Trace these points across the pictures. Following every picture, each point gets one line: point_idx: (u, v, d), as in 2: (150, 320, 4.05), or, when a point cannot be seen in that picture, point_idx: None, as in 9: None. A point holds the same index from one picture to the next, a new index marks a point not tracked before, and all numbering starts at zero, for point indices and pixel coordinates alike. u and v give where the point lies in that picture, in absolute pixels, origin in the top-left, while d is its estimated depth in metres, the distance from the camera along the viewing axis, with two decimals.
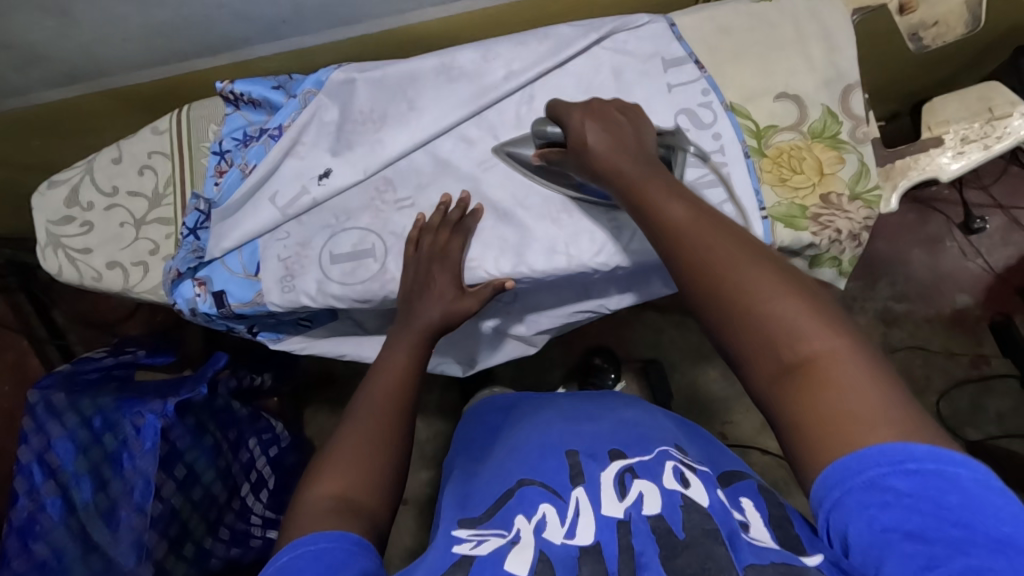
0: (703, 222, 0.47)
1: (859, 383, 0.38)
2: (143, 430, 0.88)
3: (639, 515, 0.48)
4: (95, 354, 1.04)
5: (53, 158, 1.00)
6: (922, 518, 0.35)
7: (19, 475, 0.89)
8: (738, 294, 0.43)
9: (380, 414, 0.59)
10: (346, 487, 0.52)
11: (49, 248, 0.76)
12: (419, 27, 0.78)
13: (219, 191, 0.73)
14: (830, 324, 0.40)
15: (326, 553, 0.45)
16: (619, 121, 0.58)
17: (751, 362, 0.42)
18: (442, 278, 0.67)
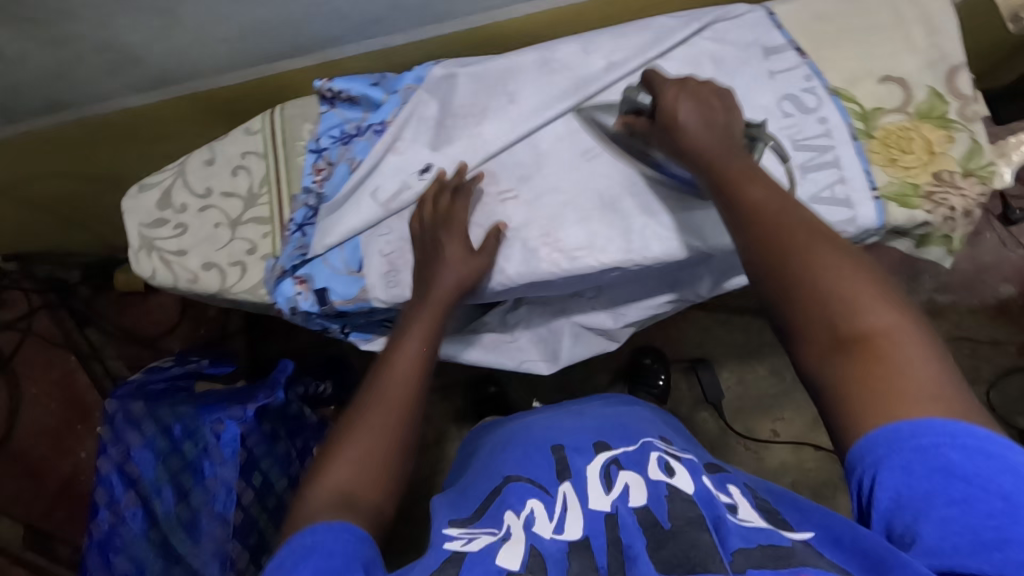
0: (778, 204, 0.50)
1: (914, 362, 0.42)
2: (223, 438, 0.87)
3: (625, 507, 0.50)
4: (163, 364, 1.03)
5: (117, 166, 0.98)
6: (956, 486, 0.38)
7: (101, 486, 0.89)
8: (805, 271, 0.46)
9: (391, 400, 0.58)
10: (353, 483, 0.52)
11: (142, 252, 0.75)
12: (505, 23, 0.78)
13: (323, 187, 0.73)
14: (889, 305, 0.44)
15: (323, 543, 0.45)
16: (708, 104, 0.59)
17: (805, 331, 0.45)
18: (453, 247, 0.67)
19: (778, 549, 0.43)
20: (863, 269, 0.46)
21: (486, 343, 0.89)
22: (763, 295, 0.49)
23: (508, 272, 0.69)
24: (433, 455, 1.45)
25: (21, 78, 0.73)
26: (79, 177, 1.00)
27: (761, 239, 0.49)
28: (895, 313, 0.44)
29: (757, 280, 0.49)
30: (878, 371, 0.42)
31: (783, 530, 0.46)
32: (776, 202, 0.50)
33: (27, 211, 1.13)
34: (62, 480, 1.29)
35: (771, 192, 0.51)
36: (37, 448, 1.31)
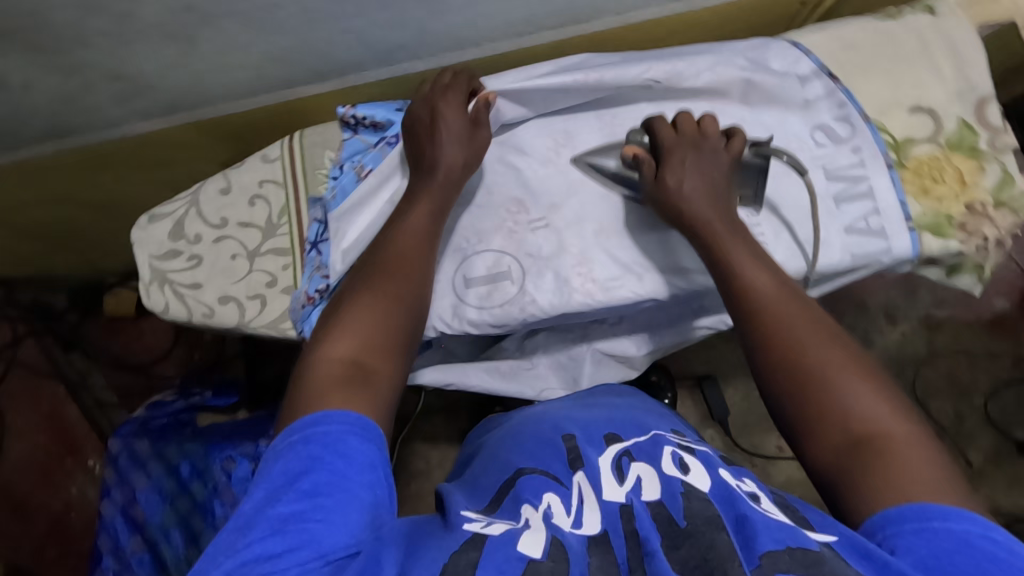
0: (786, 296, 0.56)
1: (921, 463, 0.46)
2: (235, 476, 0.82)
3: (639, 500, 0.48)
4: (165, 398, 0.98)
5: (118, 193, 0.94)
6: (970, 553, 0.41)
7: (105, 532, 0.85)
8: (812, 372, 0.52)
9: (393, 283, 0.57)
10: (359, 355, 0.52)
11: (154, 285, 0.71)
12: (528, 50, 0.76)
13: (332, 197, 0.69)
14: (883, 404, 0.49)
15: (337, 437, 0.45)
16: (716, 181, 0.63)
17: (818, 435, 0.50)
18: (445, 131, 0.64)
19: (807, 553, 0.41)
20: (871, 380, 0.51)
21: (505, 371, 0.85)
22: (775, 397, 0.53)
23: (541, 303, 0.68)
24: (436, 480, 1.41)
25: (28, 107, 0.71)
26: (76, 203, 0.96)
27: (771, 335, 0.54)
28: (898, 416, 0.49)
29: (769, 376, 0.54)
30: (887, 472, 0.45)
31: (806, 530, 0.44)
32: (783, 294, 0.57)
33: (13, 237, 1.07)
34: (52, 517, 1.23)
35: (778, 284, 0.57)
36: (24, 483, 1.25)
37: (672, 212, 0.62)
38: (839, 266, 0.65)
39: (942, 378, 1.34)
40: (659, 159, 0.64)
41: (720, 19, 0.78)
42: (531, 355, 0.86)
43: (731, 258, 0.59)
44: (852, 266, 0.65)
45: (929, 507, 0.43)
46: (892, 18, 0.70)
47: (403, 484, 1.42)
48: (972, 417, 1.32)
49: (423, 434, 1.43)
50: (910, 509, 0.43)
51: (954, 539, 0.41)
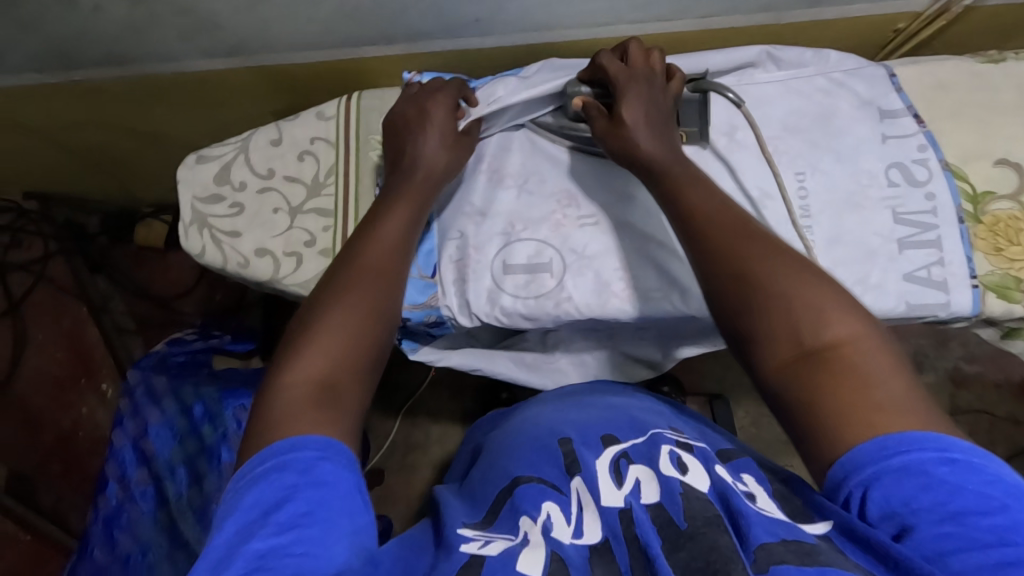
0: (728, 216, 0.54)
1: (879, 370, 0.46)
2: (246, 425, 0.83)
3: (639, 504, 0.49)
4: (184, 336, 0.98)
5: (165, 125, 0.94)
6: (952, 495, 0.41)
7: (112, 460, 0.86)
8: (757, 279, 0.50)
9: (369, 288, 0.56)
10: (330, 369, 0.50)
11: (193, 227, 0.71)
12: (600, 43, 0.74)
13: None
14: (847, 315, 0.48)
15: (314, 464, 0.44)
16: (658, 107, 0.62)
17: (767, 345, 0.49)
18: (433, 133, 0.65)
19: (800, 543, 0.42)
20: (828, 289, 0.50)
21: (525, 361, 0.84)
22: (721, 310, 0.52)
23: (578, 302, 0.67)
24: (432, 455, 1.42)
25: (92, 31, 0.70)
26: (121, 130, 0.95)
27: (711, 257, 0.53)
28: (858, 325, 0.48)
29: (717, 292, 0.52)
30: (843, 381, 0.45)
31: (801, 523, 0.45)
32: (722, 217, 0.55)
33: (53, 156, 1.07)
34: (59, 434, 1.25)
35: (717, 204, 0.56)
36: (37, 397, 1.27)
37: (619, 147, 0.61)
38: (891, 314, 0.63)
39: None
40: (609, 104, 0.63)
41: (807, 36, 0.75)
42: (552, 349, 0.84)
43: (667, 181, 0.58)
44: (906, 315, 0.63)
45: (886, 440, 0.43)
46: (992, 63, 0.67)
47: (399, 455, 1.42)
48: None
49: (425, 408, 1.44)
50: (869, 447, 0.43)
51: (917, 476, 0.42)
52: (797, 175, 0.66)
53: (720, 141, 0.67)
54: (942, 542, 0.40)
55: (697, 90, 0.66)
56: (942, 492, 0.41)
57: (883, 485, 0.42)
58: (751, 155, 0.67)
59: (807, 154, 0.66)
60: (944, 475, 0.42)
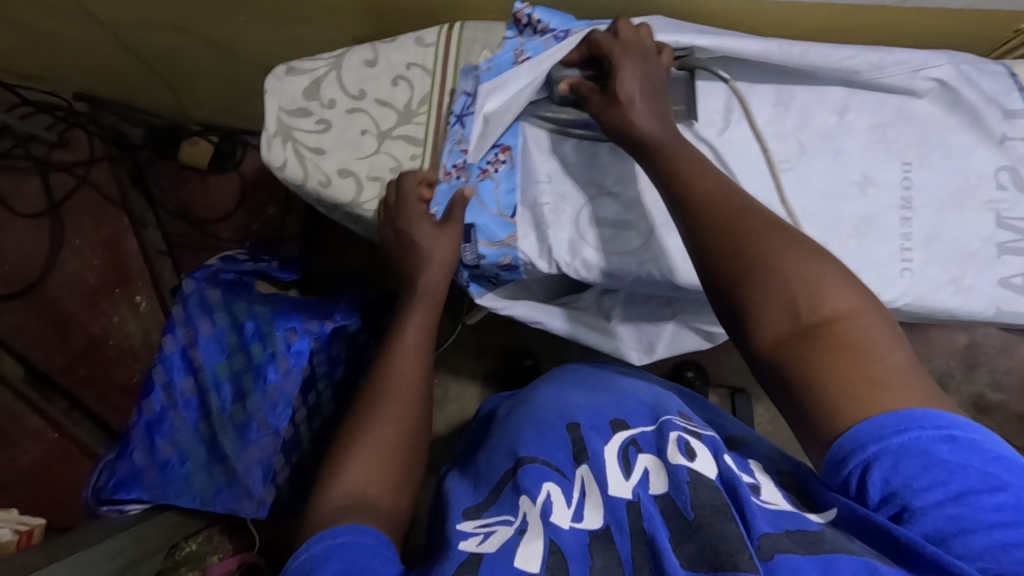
0: (719, 197, 0.51)
1: (881, 345, 0.43)
2: (294, 348, 0.83)
3: (647, 496, 0.46)
4: (237, 255, 0.97)
5: (242, 36, 0.91)
6: (947, 475, 0.39)
7: (160, 365, 0.86)
8: (752, 249, 0.48)
9: (399, 401, 0.57)
10: (368, 482, 0.50)
11: (277, 138, 0.69)
12: (715, 5, 0.71)
13: (488, 66, 0.68)
14: (845, 287, 0.45)
15: (346, 546, 0.43)
16: (651, 76, 0.59)
17: (762, 319, 0.46)
18: (422, 224, 0.65)
19: (808, 533, 0.40)
20: (819, 258, 0.46)
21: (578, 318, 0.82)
22: (712, 283, 0.50)
23: (664, 262, 0.68)
24: (448, 414, 1.38)
25: None
26: (194, 35, 0.93)
27: (709, 224, 0.50)
28: (858, 296, 0.45)
29: (711, 264, 0.49)
30: (842, 357, 0.43)
31: (806, 512, 0.43)
32: (721, 184, 0.52)
33: (116, 56, 1.04)
34: (87, 340, 1.24)
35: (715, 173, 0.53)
36: (70, 299, 1.26)
37: (611, 124, 0.59)
38: (979, 317, 0.64)
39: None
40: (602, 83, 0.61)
41: (930, 25, 0.72)
42: (608, 313, 0.84)
43: (664, 156, 0.55)
44: (992, 319, 0.64)
45: (885, 419, 0.40)
46: None
47: None
48: None
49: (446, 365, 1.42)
50: (865, 427, 0.40)
51: (921, 458, 0.39)
52: (903, 165, 0.66)
53: (829, 121, 0.67)
54: (948, 524, 0.37)
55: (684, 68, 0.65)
56: (945, 472, 0.39)
57: (882, 466, 0.40)
58: (860, 139, 0.67)
59: (917, 145, 0.66)
60: (946, 454, 0.39)
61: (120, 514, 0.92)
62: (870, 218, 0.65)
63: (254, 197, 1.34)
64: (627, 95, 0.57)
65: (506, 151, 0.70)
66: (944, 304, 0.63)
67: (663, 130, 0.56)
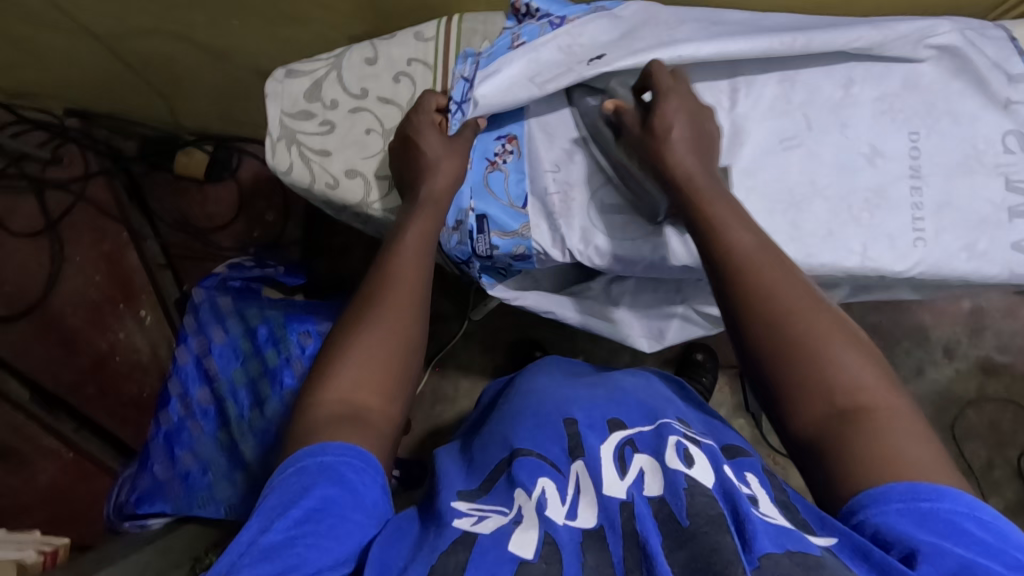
0: (766, 252, 0.53)
1: (910, 437, 0.44)
2: (308, 350, 0.84)
3: (641, 497, 0.47)
4: (244, 262, 0.99)
5: (235, 40, 0.90)
6: (966, 545, 0.40)
7: (175, 376, 0.89)
8: (799, 323, 0.49)
9: (400, 302, 0.54)
10: (360, 393, 0.50)
11: (282, 142, 0.69)
12: None
13: (485, 57, 0.67)
14: (880, 377, 0.47)
15: (332, 468, 0.44)
16: (695, 128, 0.62)
17: (799, 391, 0.47)
18: (430, 135, 0.64)
19: (806, 555, 0.40)
20: (858, 345, 0.48)
21: (587, 304, 0.83)
22: (751, 347, 0.51)
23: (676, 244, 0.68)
24: (461, 410, 1.37)
25: None
26: (187, 41, 0.92)
27: (753, 288, 0.51)
28: (892, 389, 0.46)
29: (752, 328, 0.50)
30: (871, 439, 0.44)
31: (803, 531, 0.42)
32: (764, 252, 0.53)
33: (108, 67, 1.03)
34: (94, 358, 1.23)
35: (756, 238, 0.54)
36: (74, 318, 1.24)
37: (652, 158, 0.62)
38: (994, 280, 0.65)
39: (985, 425, 1.26)
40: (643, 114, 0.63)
41: None
42: (617, 300, 0.84)
43: (706, 223, 0.56)
44: (1007, 281, 0.65)
45: (919, 487, 0.41)
46: None
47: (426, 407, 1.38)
48: (1004, 468, 1.24)
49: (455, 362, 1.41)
50: (901, 488, 0.41)
51: (948, 523, 0.40)
52: (910, 135, 0.67)
53: (835, 94, 0.69)
54: None
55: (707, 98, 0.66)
56: (965, 545, 0.40)
57: (908, 523, 0.41)
58: (866, 112, 0.68)
59: (924, 115, 0.67)
60: (970, 529, 0.40)
61: (142, 529, 0.94)
62: (881, 190, 0.67)
63: (252, 204, 1.33)
64: (672, 137, 0.61)
65: (512, 142, 0.70)
66: (958, 269, 0.65)
67: (698, 197, 0.58)
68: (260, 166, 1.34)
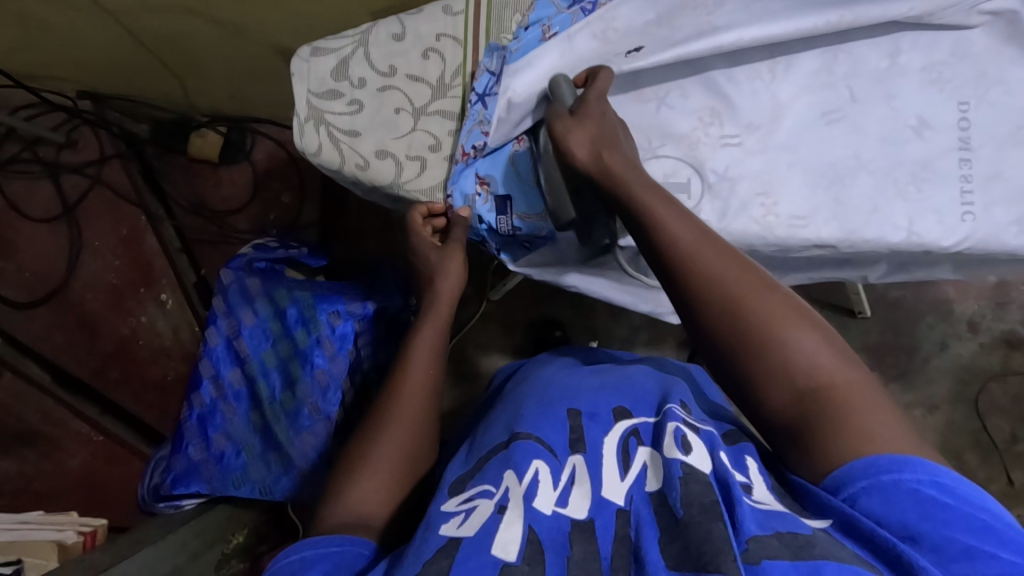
0: (702, 240, 0.52)
1: (874, 413, 0.44)
2: (339, 331, 0.87)
3: (641, 497, 0.46)
4: (268, 243, 1.01)
5: (252, 15, 0.87)
6: (925, 510, 0.40)
7: (208, 358, 0.91)
8: (743, 311, 0.48)
9: (411, 415, 0.58)
10: (375, 501, 0.52)
11: (310, 123, 0.67)
12: None
13: (516, 46, 0.66)
14: (831, 350, 0.47)
15: (332, 552, 0.47)
16: (607, 121, 0.62)
17: (764, 387, 0.47)
18: (425, 245, 0.68)
19: (796, 536, 0.40)
20: (804, 319, 0.48)
21: (609, 275, 0.78)
22: (705, 343, 0.50)
23: (716, 221, 0.68)
24: (480, 387, 1.36)
25: None
26: (204, 17, 0.89)
27: (689, 281, 0.51)
28: (847, 361, 0.47)
29: (703, 327, 0.50)
30: (839, 425, 0.43)
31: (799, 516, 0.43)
32: (700, 237, 0.53)
33: (120, 46, 1.01)
34: (116, 342, 1.24)
35: (696, 225, 0.54)
36: (94, 302, 1.24)
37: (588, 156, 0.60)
38: None
39: (1009, 398, 1.25)
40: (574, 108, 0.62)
41: None
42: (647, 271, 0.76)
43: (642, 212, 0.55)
44: None
45: (877, 460, 0.42)
46: None
47: (445, 387, 1.37)
48: None
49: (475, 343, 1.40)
50: (861, 463, 0.42)
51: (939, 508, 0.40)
52: (960, 105, 0.67)
53: (882, 63, 0.68)
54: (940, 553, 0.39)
55: (744, 113, 0.69)
56: (930, 517, 0.40)
57: (871, 499, 0.41)
58: (913, 81, 0.67)
59: (974, 84, 0.67)
60: (937, 497, 0.40)
61: (177, 509, 0.94)
62: (927, 163, 0.66)
63: (267, 185, 1.32)
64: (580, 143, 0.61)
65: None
66: (1007, 244, 0.64)
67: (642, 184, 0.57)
68: (274, 146, 1.32)
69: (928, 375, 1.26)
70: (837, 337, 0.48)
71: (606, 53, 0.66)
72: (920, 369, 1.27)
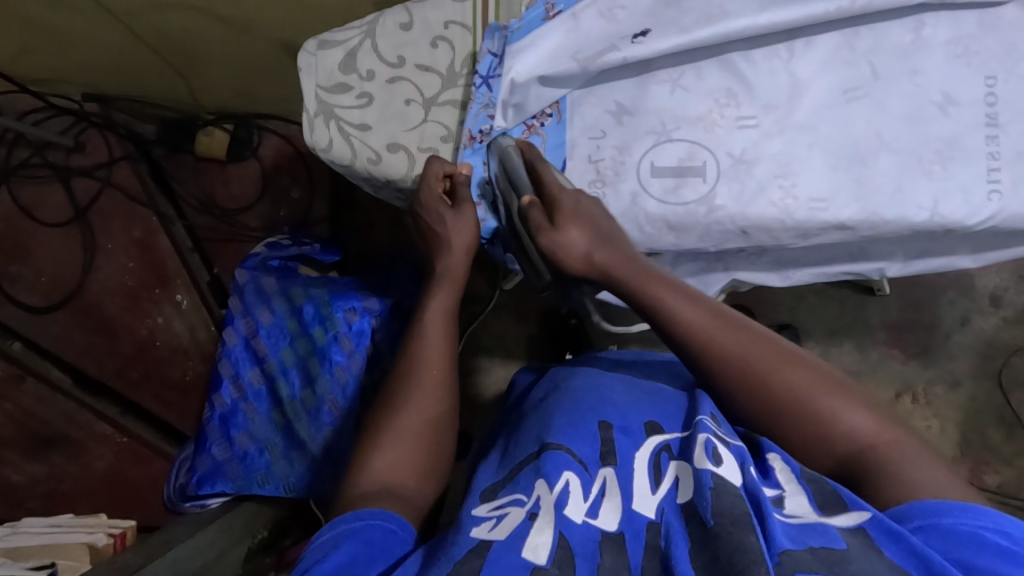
0: (711, 320, 0.55)
1: (914, 463, 0.45)
2: (355, 328, 0.87)
3: (672, 509, 0.45)
4: (281, 240, 1.01)
5: (255, 10, 0.86)
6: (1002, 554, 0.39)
7: (226, 359, 0.92)
8: (763, 383, 0.51)
9: (423, 389, 0.57)
10: (396, 474, 0.52)
11: (319, 118, 0.66)
12: None
13: (517, 29, 0.65)
14: (861, 411, 0.49)
15: (357, 530, 0.46)
16: (604, 227, 0.63)
17: (804, 452, 0.50)
18: (445, 213, 0.65)
19: (832, 549, 0.39)
20: (828, 386, 0.50)
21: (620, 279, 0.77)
22: (739, 415, 0.54)
23: (734, 204, 0.66)
24: (495, 377, 1.36)
25: None
26: (208, 15, 0.88)
27: (709, 360, 0.54)
28: (884, 421, 0.49)
29: (733, 401, 0.53)
30: (879, 481, 0.45)
31: (833, 515, 0.42)
32: (712, 318, 0.55)
33: (125, 47, 1.00)
34: (134, 343, 1.24)
35: (705, 307, 0.57)
36: (111, 305, 1.24)
37: (581, 265, 0.63)
38: None
39: None
40: (551, 209, 0.62)
41: None
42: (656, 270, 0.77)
43: (647, 298, 0.58)
44: None
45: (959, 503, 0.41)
46: None
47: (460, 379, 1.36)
48: None
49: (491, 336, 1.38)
50: (938, 505, 0.41)
51: (988, 536, 0.40)
52: (987, 80, 0.64)
53: (907, 38, 0.65)
54: None
55: (765, 93, 0.67)
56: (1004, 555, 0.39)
57: (942, 533, 0.40)
58: (939, 55, 0.65)
59: (1002, 56, 0.64)
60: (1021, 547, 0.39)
61: (203, 508, 0.95)
62: (954, 139, 0.64)
63: (275, 182, 1.32)
64: (568, 235, 0.62)
65: (553, 106, 0.69)
66: None
67: (638, 274, 0.60)
68: (280, 143, 1.31)
69: (949, 353, 1.24)
70: (864, 395, 0.50)
71: (613, 41, 0.65)
72: (942, 346, 1.24)
